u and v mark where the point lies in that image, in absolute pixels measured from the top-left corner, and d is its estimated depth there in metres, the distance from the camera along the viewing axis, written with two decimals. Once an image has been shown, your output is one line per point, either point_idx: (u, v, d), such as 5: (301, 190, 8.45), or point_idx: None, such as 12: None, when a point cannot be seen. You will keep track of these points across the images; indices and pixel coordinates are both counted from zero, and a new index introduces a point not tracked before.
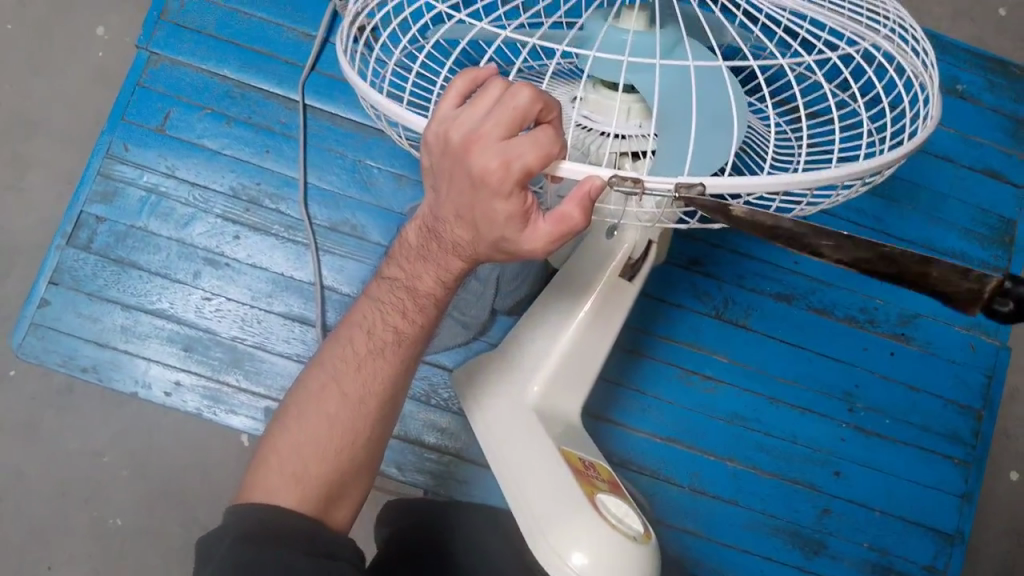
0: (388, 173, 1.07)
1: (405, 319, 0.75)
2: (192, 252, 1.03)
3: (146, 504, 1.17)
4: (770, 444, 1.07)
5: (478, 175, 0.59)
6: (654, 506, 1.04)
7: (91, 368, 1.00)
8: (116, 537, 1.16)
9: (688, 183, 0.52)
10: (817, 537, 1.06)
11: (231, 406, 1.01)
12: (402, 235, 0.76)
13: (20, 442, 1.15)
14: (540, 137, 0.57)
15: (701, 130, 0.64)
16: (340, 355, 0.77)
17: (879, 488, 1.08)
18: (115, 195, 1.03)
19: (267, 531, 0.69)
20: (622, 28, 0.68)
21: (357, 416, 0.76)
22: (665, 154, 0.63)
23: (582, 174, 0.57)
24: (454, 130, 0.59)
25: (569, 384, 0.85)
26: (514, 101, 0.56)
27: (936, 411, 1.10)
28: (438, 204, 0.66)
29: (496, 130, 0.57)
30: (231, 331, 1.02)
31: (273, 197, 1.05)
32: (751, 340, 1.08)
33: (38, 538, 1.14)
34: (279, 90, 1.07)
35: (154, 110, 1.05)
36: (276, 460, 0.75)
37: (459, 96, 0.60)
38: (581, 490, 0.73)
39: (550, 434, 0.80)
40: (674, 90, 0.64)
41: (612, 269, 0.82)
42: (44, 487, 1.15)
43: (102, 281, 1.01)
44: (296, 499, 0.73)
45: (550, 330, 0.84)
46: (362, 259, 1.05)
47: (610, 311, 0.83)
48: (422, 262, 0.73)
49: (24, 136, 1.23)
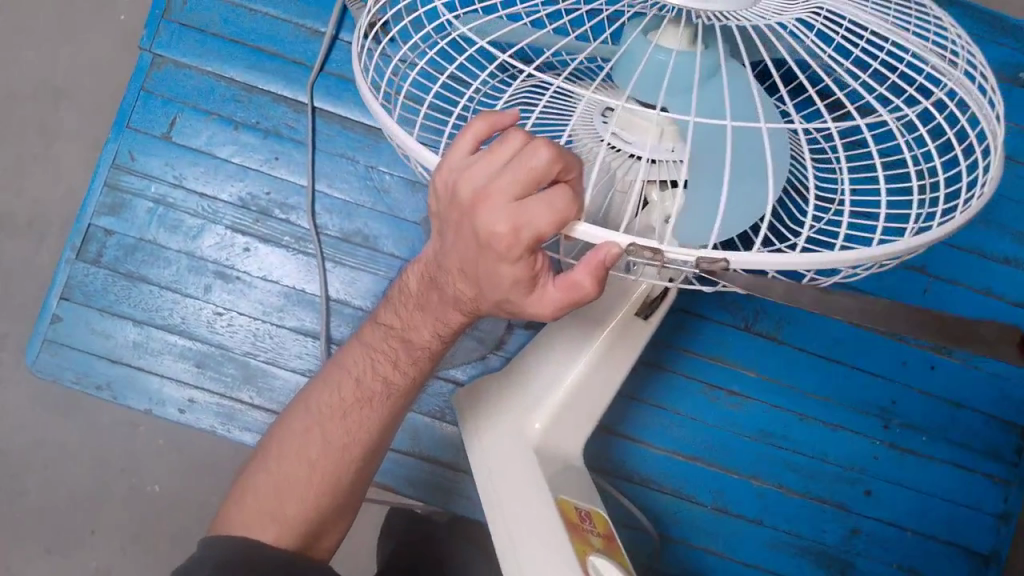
0: (402, 179, 1.02)
1: (396, 369, 0.74)
2: (202, 266, 1.00)
3: (176, 483, 1.20)
4: (799, 462, 1.03)
5: (486, 237, 0.55)
6: (675, 525, 1.03)
7: (106, 385, 1.00)
8: (149, 513, 1.20)
9: (711, 259, 0.51)
10: (844, 557, 1.04)
11: (244, 423, 1.00)
12: (402, 279, 0.73)
13: (56, 424, 1.19)
14: (555, 199, 0.52)
15: (732, 189, 0.61)
16: (327, 402, 0.77)
17: (912, 507, 1.04)
18: (122, 207, 1.01)
19: (249, 563, 0.68)
20: (663, 47, 0.62)
21: (341, 463, 0.76)
22: (690, 216, 0.61)
23: (600, 239, 0.53)
24: (465, 182, 0.54)
25: (570, 422, 0.81)
26: (531, 162, 0.51)
27: (978, 428, 1.05)
28: (442, 252, 0.62)
29: (509, 190, 0.53)
30: (243, 346, 1.00)
31: (284, 207, 1.01)
32: (782, 353, 1.03)
33: (75, 510, 1.19)
34: (288, 92, 1.02)
35: (158, 117, 1.01)
36: (252, 497, 0.76)
37: (474, 138, 0.54)
38: (573, 545, 0.70)
39: (549, 482, 0.76)
40: (706, 150, 0.60)
41: (628, 307, 0.76)
42: (80, 469, 1.19)
43: (113, 295, 1.00)
44: (275, 538, 0.74)
45: (556, 363, 0.80)
46: (375, 270, 1.02)
47: (623, 347, 0.78)
48: (419, 313, 0.70)
49: (47, 114, 1.21)
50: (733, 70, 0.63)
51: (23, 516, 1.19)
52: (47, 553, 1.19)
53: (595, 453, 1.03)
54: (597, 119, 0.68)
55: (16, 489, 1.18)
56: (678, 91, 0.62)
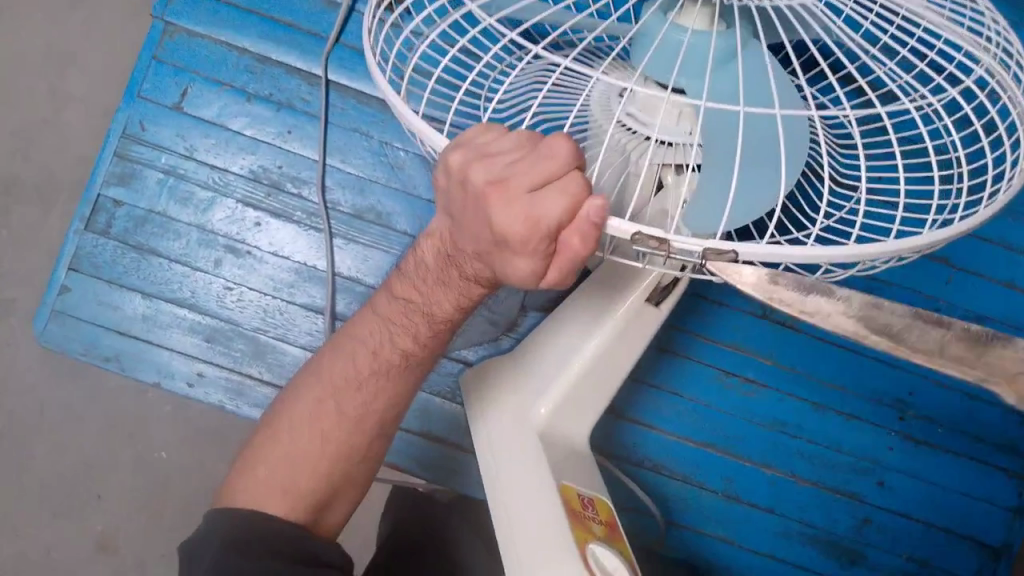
0: (416, 155, 1.00)
1: (417, 342, 0.73)
2: (212, 239, 0.99)
3: (185, 452, 1.21)
4: (812, 451, 1.02)
5: (500, 232, 0.55)
6: (685, 511, 1.02)
7: (115, 357, 0.99)
8: (157, 482, 1.20)
9: (717, 250, 0.50)
10: (853, 547, 1.04)
11: (252, 399, 0.99)
12: (417, 251, 0.70)
13: (66, 390, 1.19)
14: (570, 184, 0.51)
15: (742, 179, 0.58)
16: (341, 373, 0.75)
17: (925, 500, 1.03)
18: (132, 177, 0.99)
19: (255, 533, 0.68)
20: (680, 26, 0.60)
21: (355, 433, 0.75)
22: (700, 201, 0.58)
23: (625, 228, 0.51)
24: (481, 169, 0.54)
25: (577, 410, 0.80)
26: (551, 153, 0.51)
27: (994, 421, 1.03)
28: (457, 232, 0.62)
29: (524, 180, 0.52)
30: (253, 322, 0.99)
31: (295, 181, 0.99)
32: (798, 341, 1.01)
33: (83, 478, 1.19)
34: (301, 64, 0.99)
35: (169, 86, 0.99)
36: (262, 469, 0.73)
37: (502, 137, 0.55)
38: (573, 534, 0.69)
39: (553, 465, 0.75)
40: (717, 138, 0.58)
41: (637, 293, 0.75)
42: (89, 435, 1.19)
43: (122, 268, 0.99)
44: (284, 509, 0.72)
45: (567, 348, 0.79)
46: (386, 248, 1.00)
47: (632, 334, 0.77)
48: (441, 287, 0.69)
49: (55, 78, 1.19)
50: (749, 53, 0.60)
51: (30, 481, 1.18)
52: (53, 517, 1.18)
53: (601, 437, 1.02)
54: (614, 98, 0.64)
55: (23, 455, 1.18)
56: (692, 72, 0.60)
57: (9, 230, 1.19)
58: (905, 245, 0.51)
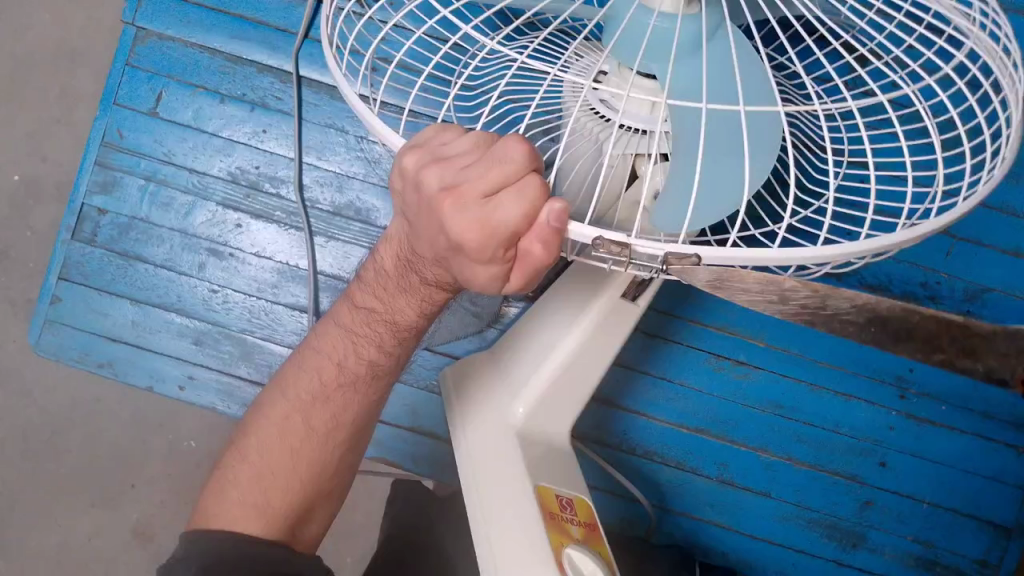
0: (392, 149, 0.98)
1: (382, 351, 0.72)
2: (195, 243, 1.00)
3: (211, 439, 1.21)
4: (809, 433, 1.00)
5: (458, 241, 0.51)
6: (679, 496, 1.02)
7: (107, 363, 1.01)
8: (188, 472, 1.21)
9: (679, 254, 0.46)
10: (856, 530, 1.01)
11: (242, 399, 1.00)
12: (376, 259, 0.69)
13: (89, 384, 1.21)
14: (527, 187, 0.48)
15: (708, 177, 0.53)
16: (307, 390, 0.75)
17: (930, 480, 1.00)
18: (114, 185, 1.00)
19: (229, 558, 0.68)
20: (648, 8, 0.53)
21: (325, 449, 0.75)
22: (667, 199, 0.54)
23: (590, 234, 0.48)
24: (431, 176, 0.50)
25: (553, 406, 0.76)
26: (505, 155, 0.47)
27: (1001, 396, 0.99)
28: (414, 239, 0.58)
29: (479, 185, 0.48)
30: (239, 323, 1.00)
31: (273, 180, 0.99)
32: (789, 320, 0.99)
33: (116, 467, 1.21)
34: (272, 61, 0.98)
35: (143, 92, 0.99)
36: (235, 490, 0.73)
37: (461, 138, 0.52)
38: (550, 539, 0.66)
39: (529, 471, 0.71)
40: (679, 134, 0.53)
41: (612, 289, 0.72)
42: (118, 428, 1.21)
43: (110, 276, 1.00)
44: (259, 527, 0.71)
45: (539, 346, 0.75)
46: (367, 244, 0.99)
47: (611, 332, 0.73)
48: (401, 294, 0.68)
49: (62, 80, 1.20)
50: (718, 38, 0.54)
51: (64, 474, 1.21)
52: (91, 508, 1.21)
53: (595, 424, 1.01)
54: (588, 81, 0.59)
55: (56, 448, 1.21)
56: (658, 60, 0.54)
57: (32, 230, 1.21)
58: (877, 244, 0.48)
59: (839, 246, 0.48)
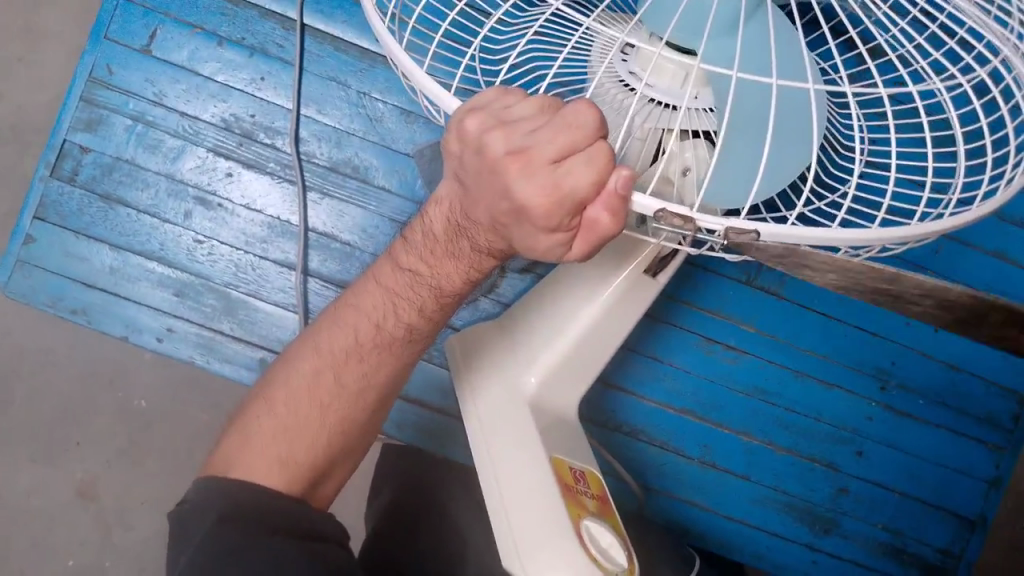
0: (396, 108, 0.96)
1: (421, 315, 0.68)
2: (182, 189, 0.96)
3: (164, 398, 1.17)
4: (791, 421, 1.02)
5: (521, 203, 0.48)
6: (659, 476, 1.02)
7: (82, 310, 0.96)
8: (135, 430, 1.17)
9: (739, 229, 0.45)
10: (829, 516, 1.03)
11: (224, 355, 0.97)
12: (422, 219, 0.64)
13: (47, 333, 1.16)
14: (595, 155, 0.45)
15: (774, 152, 0.52)
16: (340, 345, 0.71)
17: (902, 470, 1.03)
18: (99, 123, 0.95)
19: (249, 510, 0.65)
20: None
21: (354, 406, 0.72)
22: (724, 177, 0.53)
23: (654, 205, 0.47)
24: (496, 138, 0.47)
25: (573, 372, 0.74)
26: (576, 121, 0.45)
27: (974, 394, 1.03)
28: (468, 203, 0.56)
29: (548, 149, 0.46)
30: (225, 277, 0.97)
31: (268, 130, 0.95)
32: (782, 310, 1.01)
33: (62, 421, 1.15)
34: (275, 7, 0.96)
35: (137, 29, 0.95)
36: (257, 442, 0.70)
37: (524, 102, 0.48)
38: (569, 510, 0.65)
39: (541, 436, 0.70)
40: (742, 110, 0.51)
41: (637, 262, 0.69)
42: (66, 381, 1.15)
43: (89, 218, 0.96)
44: (283, 483, 0.69)
45: (557, 320, 0.73)
46: (364, 205, 0.96)
47: (628, 309, 0.70)
48: (450, 258, 0.63)
49: (29, 14, 1.14)
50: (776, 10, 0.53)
51: (7, 427, 1.14)
52: (30, 463, 1.14)
53: (589, 403, 1.00)
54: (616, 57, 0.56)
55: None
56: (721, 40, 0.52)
57: None
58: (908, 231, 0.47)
59: (870, 230, 0.46)
